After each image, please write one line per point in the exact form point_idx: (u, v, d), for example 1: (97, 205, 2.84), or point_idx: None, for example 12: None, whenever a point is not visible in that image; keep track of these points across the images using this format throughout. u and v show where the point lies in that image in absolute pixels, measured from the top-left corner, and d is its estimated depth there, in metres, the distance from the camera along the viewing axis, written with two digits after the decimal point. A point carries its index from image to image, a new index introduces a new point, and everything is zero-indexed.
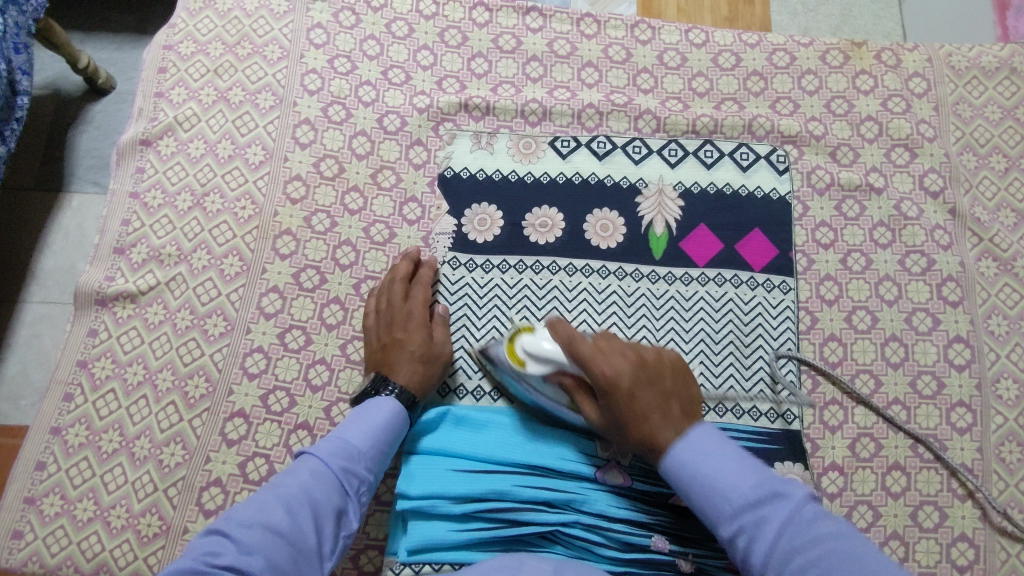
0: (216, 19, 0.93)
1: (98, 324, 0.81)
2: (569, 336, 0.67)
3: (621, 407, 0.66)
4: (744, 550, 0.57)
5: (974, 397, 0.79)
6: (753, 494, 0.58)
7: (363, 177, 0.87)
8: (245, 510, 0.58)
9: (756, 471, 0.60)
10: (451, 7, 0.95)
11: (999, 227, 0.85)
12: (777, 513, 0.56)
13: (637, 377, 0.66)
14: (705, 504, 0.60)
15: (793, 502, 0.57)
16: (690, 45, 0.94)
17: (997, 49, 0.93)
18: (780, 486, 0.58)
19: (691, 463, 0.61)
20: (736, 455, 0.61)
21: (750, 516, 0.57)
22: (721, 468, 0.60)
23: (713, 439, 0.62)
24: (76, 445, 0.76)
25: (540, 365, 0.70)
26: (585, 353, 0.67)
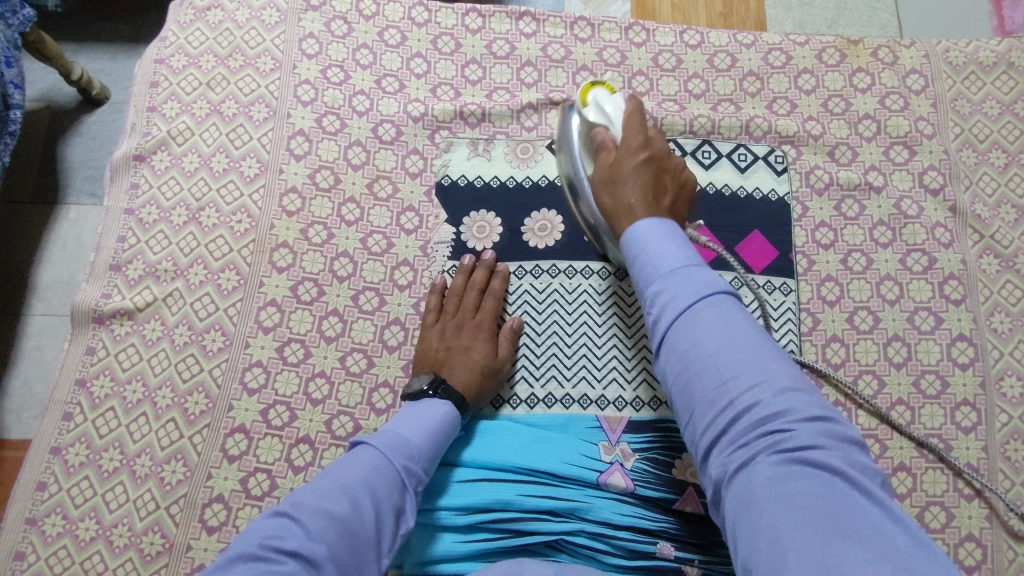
0: (207, 31, 0.92)
1: (96, 342, 0.80)
2: (632, 110, 0.71)
3: (623, 170, 0.68)
4: (657, 309, 0.56)
5: (978, 396, 0.78)
6: (681, 266, 0.56)
7: (359, 187, 0.86)
8: (310, 496, 0.58)
9: (700, 259, 0.58)
10: (444, 13, 0.94)
11: (999, 224, 0.85)
12: (703, 290, 0.54)
13: (654, 158, 0.69)
14: (642, 267, 0.59)
15: (718, 294, 0.54)
16: (685, 46, 0.94)
17: (995, 43, 0.92)
18: (715, 276, 0.56)
19: (644, 235, 0.60)
20: (685, 242, 0.59)
21: (677, 282, 0.56)
22: (666, 247, 0.58)
23: (669, 228, 0.61)
24: (76, 464, 0.76)
25: (598, 116, 0.74)
26: (631, 125, 0.70)
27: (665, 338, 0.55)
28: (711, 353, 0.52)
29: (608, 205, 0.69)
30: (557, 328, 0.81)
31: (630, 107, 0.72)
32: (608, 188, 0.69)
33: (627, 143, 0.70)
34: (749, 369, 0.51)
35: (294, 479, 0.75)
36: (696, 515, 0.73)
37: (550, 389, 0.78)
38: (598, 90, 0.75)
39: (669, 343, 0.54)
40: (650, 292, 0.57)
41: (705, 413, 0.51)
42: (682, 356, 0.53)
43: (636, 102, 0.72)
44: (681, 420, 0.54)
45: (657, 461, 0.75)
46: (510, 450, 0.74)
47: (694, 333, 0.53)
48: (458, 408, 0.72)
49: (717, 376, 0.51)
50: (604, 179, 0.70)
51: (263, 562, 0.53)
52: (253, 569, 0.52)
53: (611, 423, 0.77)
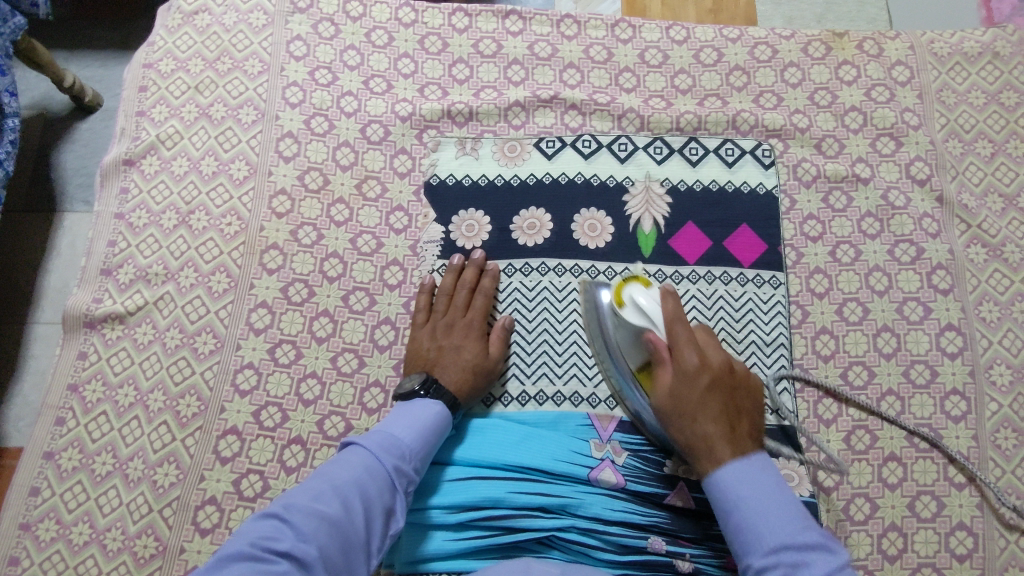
0: (195, 35, 0.93)
1: (87, 346, 0.80)
2: (673, 313, 0.69)
3: (693, 403, 0.67)
4: None
5: (968, 384, 0.79)
6: (784, 545, 0.58)
7: (348, 188, 0.87)
8: (302, 497, 0.59)
9: (804, 521, 0.59)
10: (430, 13, 0.95)
11: (986, 213, 0.85)
12: (817, 566, 0.56)
13: (718, 381, 0.68)
14: (744, 530, 0.60)
15: (831, 567, 0.56)
16: (671, 42, 0.94)
17: (979, 34, 0.93)
18: (826, 543, 0.58)
19: (743, 492, 0.62)
20: (787, 500, 0.61)
21: (790, 559, 0.57)
22: (770, 508, 0.60)
23: (773, 479, 0.63)
24: (69, 469, 0.76)
25: (638, 317, 0.70)
26: (677, 333, 0.68)
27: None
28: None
29: (681, 437, 0.68)
30: (547, 326, 0.81)
31: (668, 304, 0.69)
32: (684, 424, 0.67)
33: (686, 366, 0.67)
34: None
35: (287, 480, 0.75)
36: (688, 509, 0.73)
37: (541, 386, 0.79)
38: (633, 286, 0.71)
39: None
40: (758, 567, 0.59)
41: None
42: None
43: (673, 294, 0.69)
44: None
45: (649, 456, 0.75)
46: (501, 447, 0.74)
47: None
48: (450, 408, 0.72)
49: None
50: (678, 410, 0.68)
51: (255, 563, 0.53)
52: (244, 569, 0.53)
53: (602, 419, 0.77)
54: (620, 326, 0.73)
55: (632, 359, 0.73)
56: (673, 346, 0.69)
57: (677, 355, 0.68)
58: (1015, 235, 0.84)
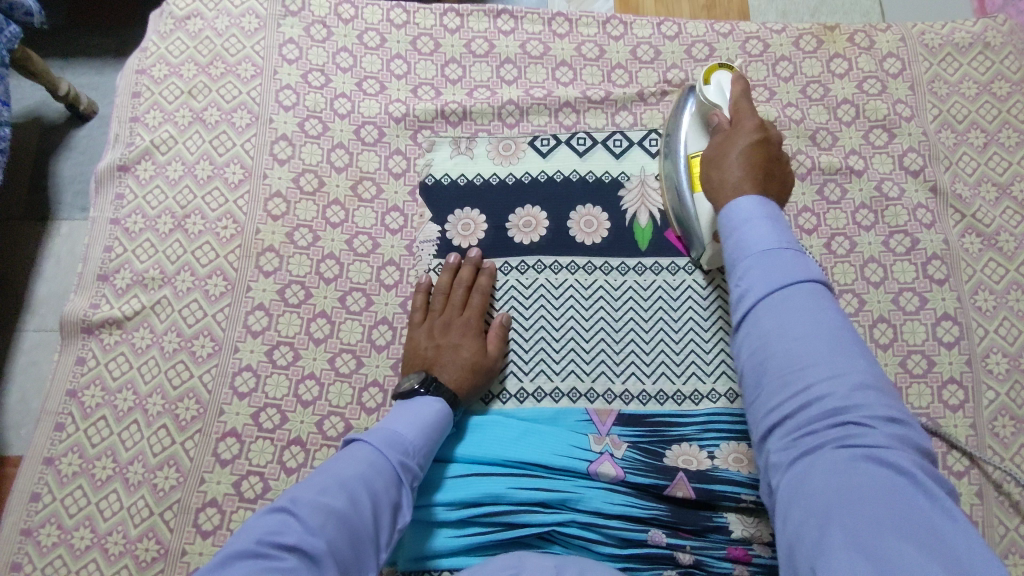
0: (187, 40, 0.93)
1: (85, 352, 0.81)
2: (738, 95, 0.77)
3: (731, 148, 0.72)
4: (750, 289, 0.60)
5: (965, 373, 0.79)
6: (771, 262, 0.60)
7: (343, 189, 0.87)
8: (307, 491, 0.58)
9: (800, 253, 0.60)
10: (422, 14, 0.95)
11: (980, 202, 0.85)
12: (793, 280, 0.58)
13: (766, 141, 0.72)
14: (738, 249, 0.63)
15: (809, 284, 0.58)
16: (663, 38, 0.94)
17: (970, 25, 0.93)
18: (811, 266, 0.59)
19: (742, 211, 0.64)
20: (783, 227, 0.63)
21: (771, 266, 0.59)
22: (763, 228, 0.62)
23: (770, 210, 0.64)
24: (69, 474, 0.76)
25: (716, 93, 0.79)
26: (741, 104, 0.75)
27: (749, 321, 0.59)
28: (791, 330, 0.56)
29: (711, 179, 0.72)
30: (544, 323, 0.81)
31: (737, 85, 0.77)
32: (715, 165, 0.72)
33: (742, 125, 0.73)
34: (825, 356, 0.54)
35: (287, 481, 0.75)
36: (688, 501, 0.73)
37: (539, 383, 0.79)
38: (721, 73, 0.80)
39: (750, 325, 0.59)
40: (742, 274, 0.62)
41: (776, 397, 0.55)
42: (761, 335, 0.57)
43: (743, 80, 0.78)
44: (749, 404, 0.59)
45: (648, 448, 0.75)
46: (501, 442, 0.74)
47: (779, 316, 0.57)
48: (450, 405, 0.72)
49: (797, 356, 0.55)
50: (709, 159, 0.73)
51: (262, 558, 0.53)
52: (252, 565, 0.52)
53: (601, 414, 0.77)
54: (698, 114, 0.81)
55: (694, 143, 0.81)
56: (735, 114, 0.75)
57: (738, 126, 0.74)
58: (1010, 223, 0.84)
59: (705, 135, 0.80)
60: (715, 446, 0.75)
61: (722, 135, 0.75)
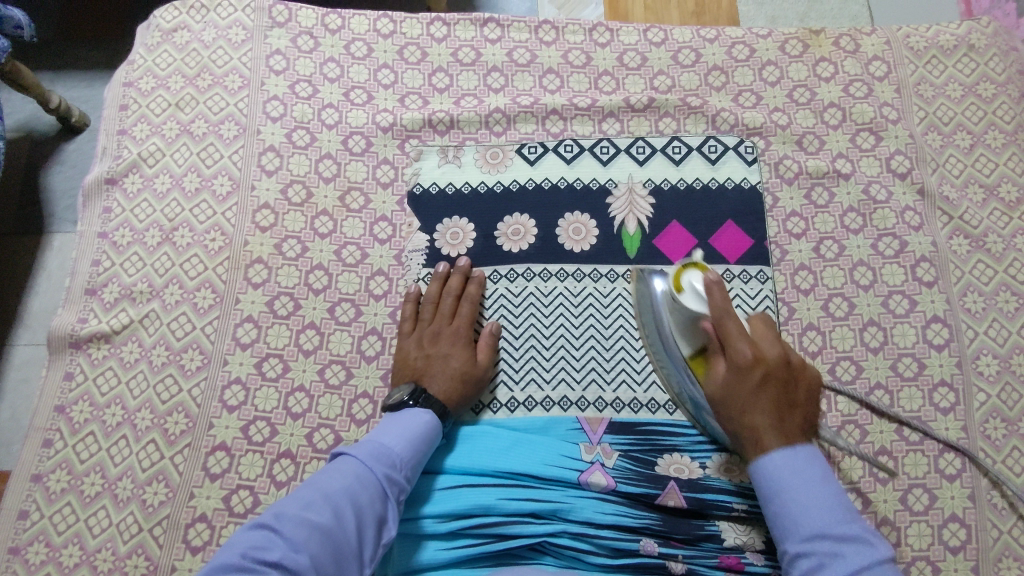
0: (174, 52, 0.93)
1: (73, 367, 0.80)
2: (721, 307, 0.68)
3: (745, 395, 0.66)
4: (806, 574, 0.56)
5: (955, 375, 0.79)
6: (821, 533, 0.57)
7: (331, 200, 0.87)
8: (292, 505, 0.58)
9: (848, 517, 0.57)
10: (409, 23, 0.95)
11: (968, 204, 0.85)
12: (856, 559, 0.54)
13: (770, 375, 0.66)
14: (781, 516, 0.60)
15: (870, 560, 0.54)
16: (649, 44, 0.95)
17: (954, 27, 0.93)
18: (868, 538, 0.56)
19: (778, 472, 0.61)
20: (831, 490, 0.59)
21: (828, 550, 0.56)
22: (811, 498, 0.59)
23: (818, 470, 0.60)
24: (58, 491, 0.75)
25: (694, 301, 0.70)
26: (728, 325, 0.68)
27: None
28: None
29: (732, 429, 0.67)
30: (534, 332, 0.81)
31: (715, 295, 0.68)
32: (735, 411, 0.66)
33: (738, 358, 0.66)
34: None
35: (277, 495, 0.75)
36: (680, 509, 0.72)
37: (530, 392, 0.79)
38: (691, 273, 0.72)
39: None
40: (792, 552, 0.58)
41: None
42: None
43: (719, 284, 0.69)
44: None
45: (640, 456, 0.75)
46: (491, 453, 0.74)
47: None
48: (440, 416, 0.72)
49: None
50: (726, 399, 0.67)
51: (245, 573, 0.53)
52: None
53: (592, 422, 0.77)
54: (674, 315, 0.74)
55: (686, 348, 0.73)
56: (724, 337, 0.68)
57: (731, 343, 0.67)
58: (997, 225, 0.84)
59: (694, 334, 0.72)
60: (707, 455, 0.75)
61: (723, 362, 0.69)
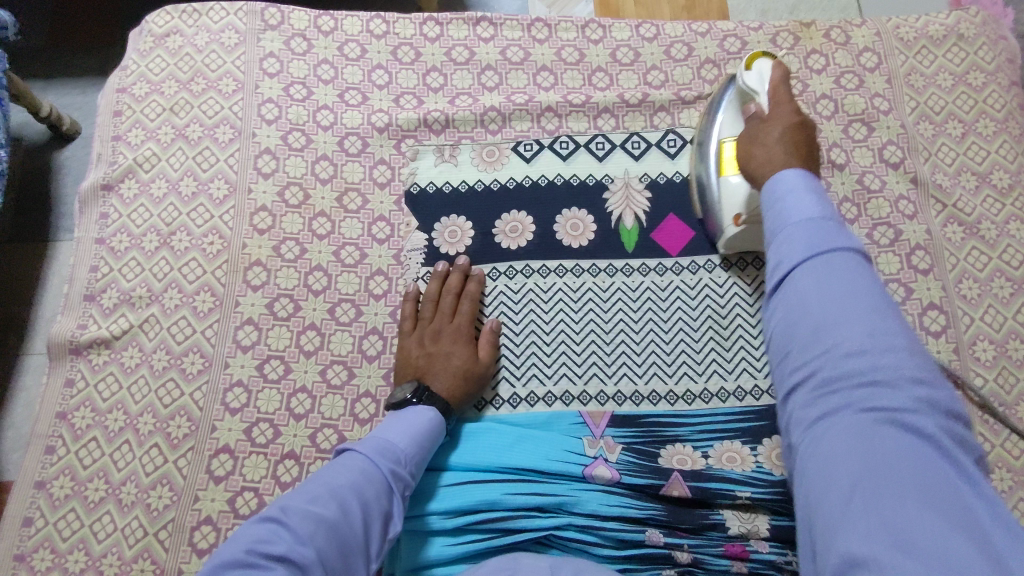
0: (168, 57, 0.93)
1: (74, 373, 0.80)
2: (780, 79, 0.73)
3: (767, 134, 0.69)
4: (783, 255, 0.53)
5: (953, 361, 0.79)
6: (812, 217, 0.54)
7: (329, 202, 0.87)
8: (298, 499, 0.59)
9: (835, 217, 0.54)
10: (401, 24, 0.95)
11: (961, 191, 0.86)
12: (827, 248, 0.52)
13: (804, 127, 0.69)
14: (776, 218, 0.56)
15: (845, 253, 0.52)
16: (642, 40, 0.95)
17: (943, 18, 0.94)
18: (848, 239, 0.53)
19: (785, 186, 0.58)
20: (825, 198, 0.56)
21: (815, 230, 0.53)
22: (804, 202, 0.56)
23: (813, 184, 0.58)
24: (62, 497, 0.75)
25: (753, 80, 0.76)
26: (782, 89, 0.72)
27: (777, 278, 0.53)
28: (826, 296, 0.50)
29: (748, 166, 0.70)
30: (534, 328, 0.81)
31: (777, 70, 0.74)
32: (752, 150, 0.70)
33: (779, 110, 0.70)
34: (860, 331, 0.48)
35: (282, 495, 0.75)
36: (684, 500, 0.73)
37: (532, 388, 0.79)
38: (764, 60, 0.77)
39: (783, 294, 0.52)
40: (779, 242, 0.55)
41: (799, 373, 0.49)
42: (793, 309, 0.51)
43: (785, 67, 0.74)
44: (775, 371, 0.53)
45: (643, 449, 0.76)
46: (494, 448, 0.74)
47: (812, 303, 0.50)
48: (443, 414, 0.72)
49: (821, 331, 0.49)
50: (753, 135, 0.71)
51: (250, 567, 0.53)
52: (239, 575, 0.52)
53: (594, 416, 0.77)
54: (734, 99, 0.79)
55: (730, 129, 0.80)
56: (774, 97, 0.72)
57: (776, 103, 0.71)
58: (991, 212, 0.85)
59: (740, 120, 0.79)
60: (709, 446, 0.76)
61: (759, 118, 0.72)
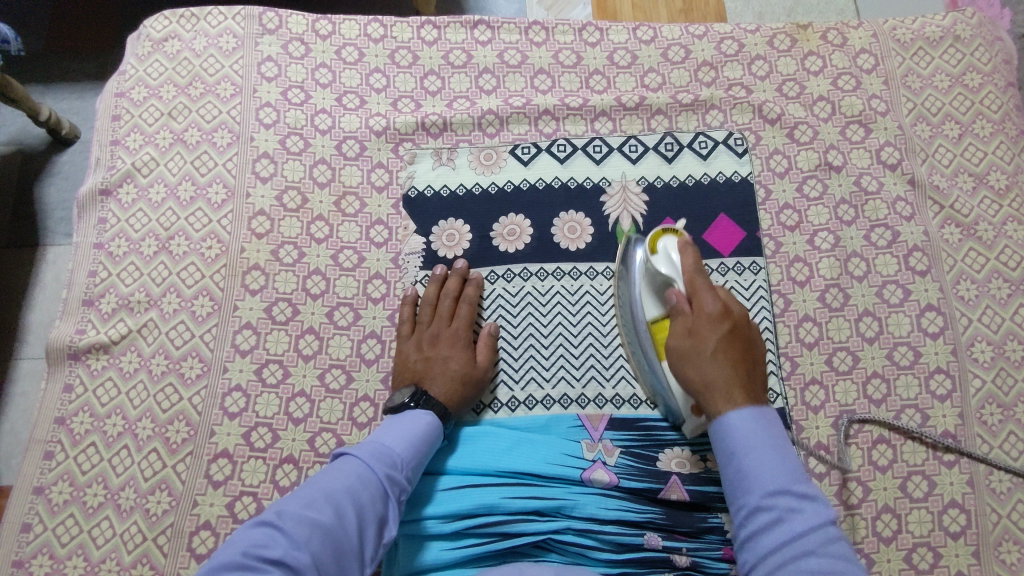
0: (166, 62, 0.93)
1: (73, 378, 0.80)
2: (695, 269, 0.71)
3: (705, 347, 0.68)
4: (759, 527, 0.59)
5: (951, 362, 0.79)
6: (780, 484, 0.59)
7: (327, 205, 0.87)
8: (294, 504, 0.59)
9: (799, 474, 0.61)
10: (399, 27, 0.95)
11: (958, 192, 0.86)
12: (803, 521, 0.57)
13: (737, 330, 0.69)
14: (740, 475, 0.62)
15: (818, 527, 0.57)
16: (639, 43, 0.95)
17: (939, 19, 0.94)
18: (819, 504, 0.58)
19: (741, 431, 0.63)
20: (785, 454, 0.62)
21: (785, 507, 0.58)
22: (765, 456, 0.61)
23: (774, 430, 0.63)
24: (60, 503, 0.75)
25: (668, 268, 0.73)
26: (703, 282, 0.71)
27: (758, 563, 0.58)
28: (813, 565, 0.55)
29: (690, 382, 0.68)
30: (532, 331, 0.81)
31: (689, 259, 0.72)
32: (689, 364, 0.68)
33: (707, 316, 0.69)
34: None
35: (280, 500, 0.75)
36: (682, 503, 0.73)
37: (530, 391, 0.79)
38: (668, 239, 0.74)
39: (768, 570, 0.57)
40: (750, 505, 0.60)
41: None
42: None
43: (694, 248, 0.72)
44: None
45: (641, 452, 0.76)
46: (492, 451, 0.74)
47: (798, 564, 0.55)
48: (441, 418, 0.72)
49: None
50: (683, 352, 0.69)
51: (246, 572, 0.53)
52: None
53: (593, 419, 0.77)
54: (648, 276, 0.75)
55: (650, 311, 0.75)
56: (695, 295, 0.71)
57: (700, 299, 0.70)
58: (988, 212, 0.85)
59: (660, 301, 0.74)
60: (707, 450, 0.76)
61: (686, 324, 0.70)
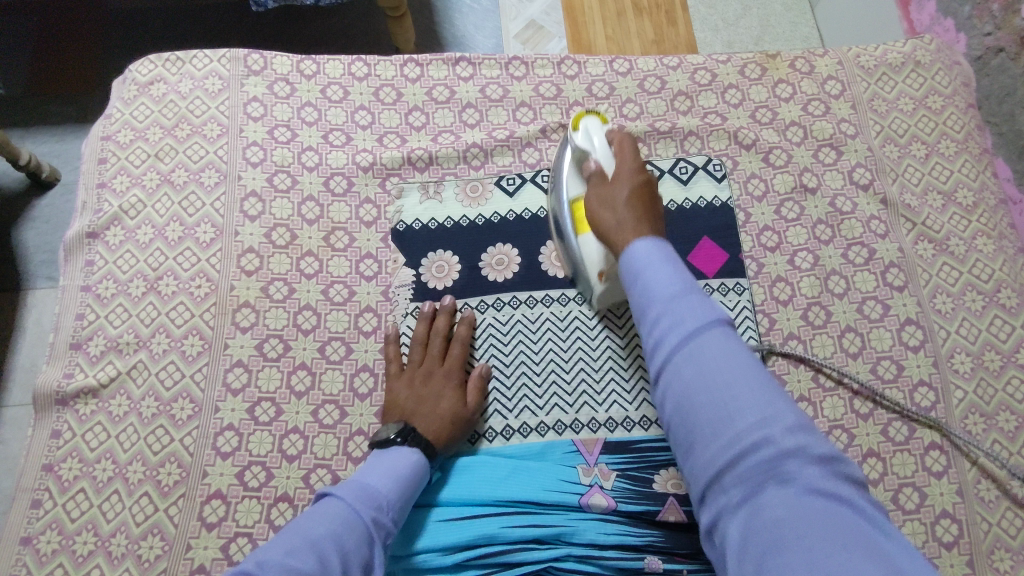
0: (151, 104, 0.94)
1: (61, 424, 0.79)
2: (621, 138, 0.78)
3: (619, 196, 0.73)
4: (659, 335, 0.57)
5: (933, 375, 0.81)
6: (673, 293, 0.58)
7: (316, 241, 0.88)
8: (275, 551, 0.56)
9: (688, 282, 0.59)
10: (382, 66, 0.98)
11: (928, 210, 0.89)
12: (694, 325, 0.55)
13: (647, 184, 0.74)
14: (639, 294, 0.60)
15: (714, 325, 0.55)
16: (616, 75, 0.98)
17: (899, 46, 0.99)
18: (712, 305, 0.57)
19: (641, 258, 0.62)
20: (678, 267, 0.61)
21: (680, 312, 0.56)
22: (661, 274, 0.60)
23: (665, 251, 0.62)
24: (48, 552, 0.73)
25: (587, 143, 0.80)
26: (625, 149, 0.76)
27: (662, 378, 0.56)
28: (715, 370, 0.53)
29: (602, 224, 0.72)
30: (524, 359, 0.82)
31: (617, 134, 0.79)
32: (602, 208, 0.73)
33: (623, 169, 0.75)
34: (751, 400, 0.52)
35: None
36: (681, 525, 0.74)
37: (524, 419, 0.79)
38: (589, 119, 0.82)
39: (670, 375, 0.55)
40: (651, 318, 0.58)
41: (708, 452, 0.52)
42: (683, 389, 0.54)
43: (627, 133, 0.79)
44: (680, 460, 0.55)
45: (638, 474, 0.76)
46: (488, 480, 0.74)
47: (697, 365, 0.54)
48: (428, 455, 0.72)
49: (717, 407, 0.52)
50: (600, 201, 0.74)
51: None
52: None
53: (587, 444, 0.78)
54: (574, 159, 0.82)
55: (574, 189, 0.82)
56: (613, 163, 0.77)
57: (620, 154, 0.76)
58: (958, 228, 0.88)
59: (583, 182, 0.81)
60: None
61: (601, 183, 0.76)
